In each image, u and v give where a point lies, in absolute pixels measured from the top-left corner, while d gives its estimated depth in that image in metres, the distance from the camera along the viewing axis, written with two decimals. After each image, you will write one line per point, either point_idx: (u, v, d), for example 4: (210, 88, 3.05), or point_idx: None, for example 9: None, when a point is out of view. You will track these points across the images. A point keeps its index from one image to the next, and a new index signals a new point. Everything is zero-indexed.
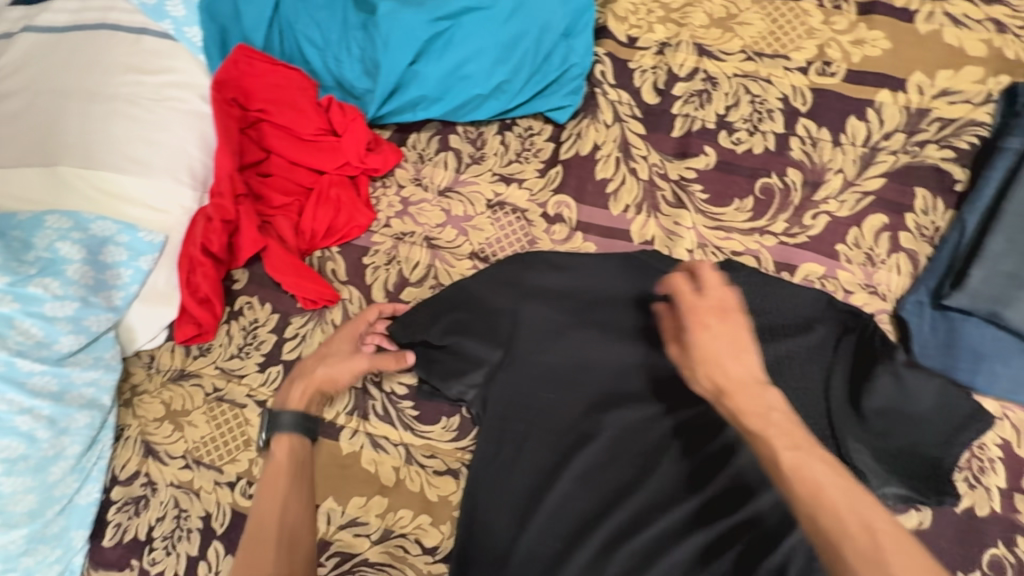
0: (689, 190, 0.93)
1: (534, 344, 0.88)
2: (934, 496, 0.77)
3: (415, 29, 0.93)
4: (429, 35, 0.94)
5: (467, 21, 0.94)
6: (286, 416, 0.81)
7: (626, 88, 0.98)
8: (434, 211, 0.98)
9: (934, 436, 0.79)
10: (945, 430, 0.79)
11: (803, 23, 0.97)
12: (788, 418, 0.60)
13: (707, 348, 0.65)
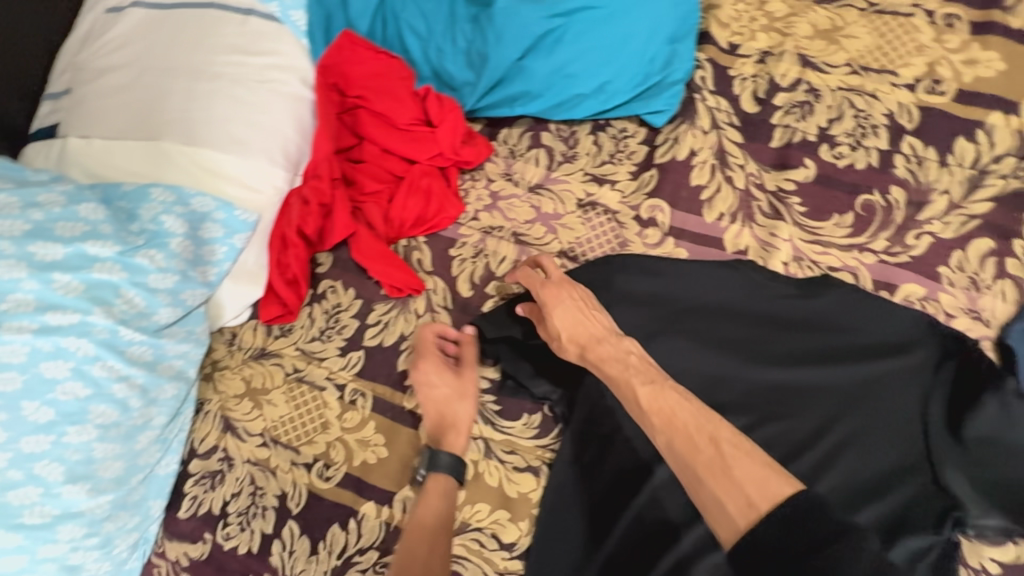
0: (787, 202, 0.92)
1: None
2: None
3: (528, 25, 0.93)
4: (542, 31, 0.93)
5: (582, 18, 0.92)
6: (445, 458, 0.85)
7: (726, 95, 0.97)
8: (523, 208, 0.98)
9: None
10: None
11: (913, 39, 0.95)
12: (640, 361, 0.79)
13: (559, 316, 0.83)
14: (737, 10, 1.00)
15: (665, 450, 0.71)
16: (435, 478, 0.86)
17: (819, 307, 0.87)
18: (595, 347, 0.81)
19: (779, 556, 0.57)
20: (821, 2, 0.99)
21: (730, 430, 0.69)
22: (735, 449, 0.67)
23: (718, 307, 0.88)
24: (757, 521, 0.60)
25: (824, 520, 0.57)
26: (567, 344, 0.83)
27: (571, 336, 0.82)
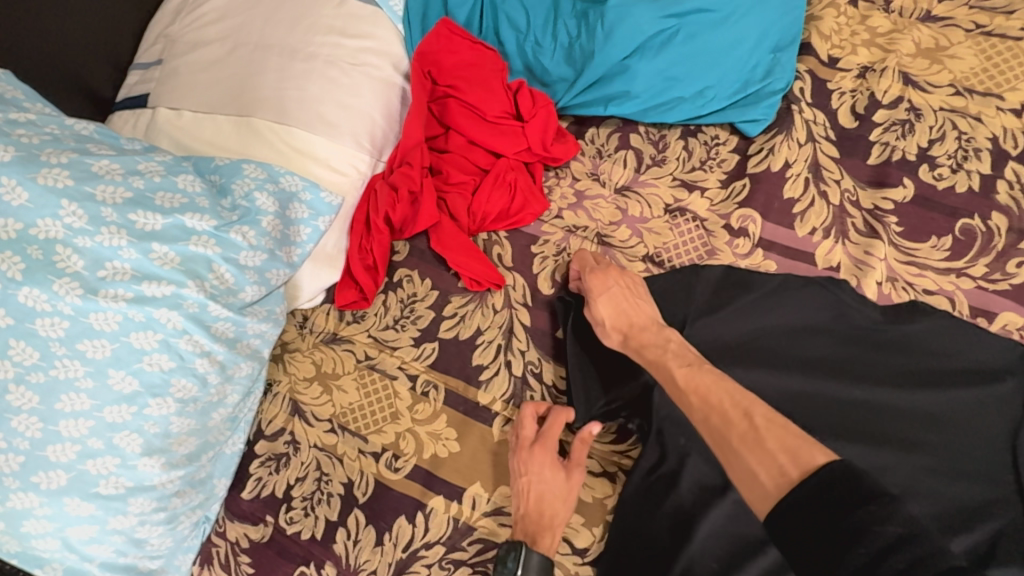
0: (883, 221, 0.90)
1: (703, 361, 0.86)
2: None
3: (640, 26, 0.92)
4: (653, 32, 0.93)
5: (695, 20, 0.92)
6: (538, 560, 0.78)
7: (823, 108, 0.95)
8: (608, 209, 0.97)
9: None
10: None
11: (1022, 63, 0.93)
12: (680, 346, 0.82)
13: (604, 303, 0.87)
14: (839, 23, 0.98)
15: (701, 426, 0.74)
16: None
17: (907, 330, 0.85)
18: (638, 335, 0.85)
19: (808, 517, 0.59)
20: (926, 21, 0.97)
21: (764, 406, 0.72)
22: (767, 421, 0.70)
23: (804, 323, 0.87)
24: (791, 488, 0.61)
25: (860, 487, 0.57)
26: (609, 330, 0.86)
27: (615, 324, 0.86)
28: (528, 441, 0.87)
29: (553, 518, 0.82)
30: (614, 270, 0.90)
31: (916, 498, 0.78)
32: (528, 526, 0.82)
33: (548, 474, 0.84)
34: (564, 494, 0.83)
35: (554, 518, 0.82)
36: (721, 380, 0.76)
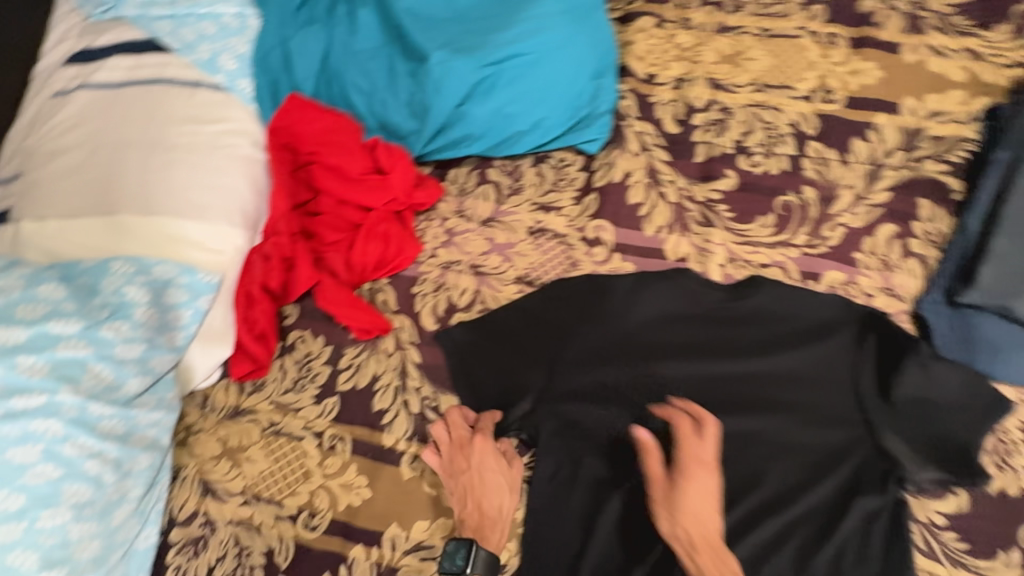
0: (716, 210, 1.01)
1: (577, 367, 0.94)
2: (959, 466, 0.86)
3: (461, 76, 0.93)
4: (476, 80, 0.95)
5: (512, 65, 0.94)
6: (484, 553, 0.83)
7: (650, 120, 1.07)
8: (478, 240, 1.04)
9: (965, 421, 0.87)
10: (977, 414, 0.87)
11: (803, 57, 1.07)
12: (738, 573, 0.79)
13: (694, 498, 0.82)
14: (651, 44, 1.10)
15: None
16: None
17: (753, 304, 0.95)
18: (699, 553, 0.80)
19: None
20: (723, 31, 1.10)
21: None
22: None
23: (668, 316, 0.95)
24: None
25: None
26: (694, 529, 0.81)
27: (686, 527, 0.81)
28: (449, 445, 0.93)
29: (501, 511, 0.88)
30: (708, 466, 0.84)
31: (779, 467, 0.89)
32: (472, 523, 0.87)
33: (489, 468, 0.90)
34: (506, 485, 0.90)
35: (500, 511, 0.88)
36: None
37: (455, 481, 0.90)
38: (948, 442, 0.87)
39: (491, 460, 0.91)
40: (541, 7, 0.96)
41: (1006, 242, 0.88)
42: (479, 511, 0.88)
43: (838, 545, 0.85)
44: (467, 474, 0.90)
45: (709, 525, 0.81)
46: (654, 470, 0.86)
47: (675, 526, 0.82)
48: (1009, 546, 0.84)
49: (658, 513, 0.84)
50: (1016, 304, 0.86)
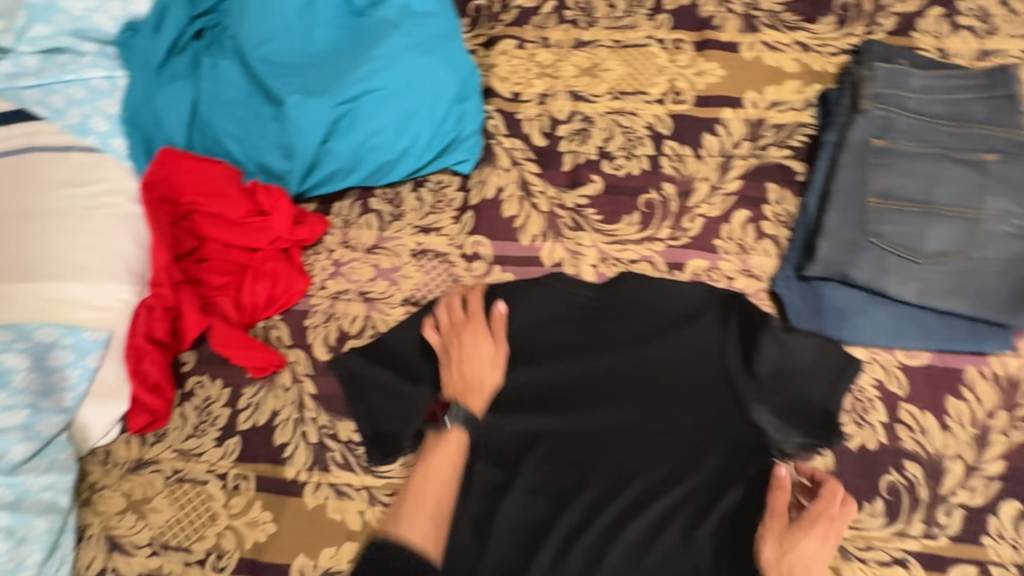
0: (584, 214, 1.07)
1: None
2: (820, 427, 0.92)
3: (317, 114, 0.98)
4: (335, 118, 1.00)
5: (368, 101, 1.00)
6: (462, 412, 0.93)
7: (518, 136, 1.13)
8: (364, 268, 1.08)
9: (821, 385, 0.94)
10: (831, 377, 0.94)
11: (653, 64, 1.15)
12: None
13: (800, 550, 0.84)
14: (513, 64, 1.17)
15: None
16: (453, 432, 0.93)
17: (623, 299, 1.01)
18: None
19: None
20: (579, 46, 1.17)
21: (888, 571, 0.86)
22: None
23: (545, 320, 1.01)
24: None
25: None
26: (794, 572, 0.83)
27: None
28: (445, 325, 0.99)
29: (483, 385, 0.96)
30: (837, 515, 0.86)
31: (659, 453, 0.93)
32: (455, 386, 0.95)
33: (476, 344, 0.97)
34: (490, 360, 0.96)
35: (479, 380, 0.96)
36: None
37: (449, 357, 0.97)
38: (809, 407, 0.93)
39: (481, 337, 0.97)
40: (390, 41, 1.01)
41: (837, 216, 0.95)
42: (465, 375, 0.95)
43: (720, 516, 0.90)
44: (458, 347, 0.97)
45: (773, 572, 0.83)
46: (778, 501, 0.87)
47: (782, 560, 0.83)
48: (873, 496, 0.90)
49: (762, 539, 0.86)
50: (854, 271, 0.94)
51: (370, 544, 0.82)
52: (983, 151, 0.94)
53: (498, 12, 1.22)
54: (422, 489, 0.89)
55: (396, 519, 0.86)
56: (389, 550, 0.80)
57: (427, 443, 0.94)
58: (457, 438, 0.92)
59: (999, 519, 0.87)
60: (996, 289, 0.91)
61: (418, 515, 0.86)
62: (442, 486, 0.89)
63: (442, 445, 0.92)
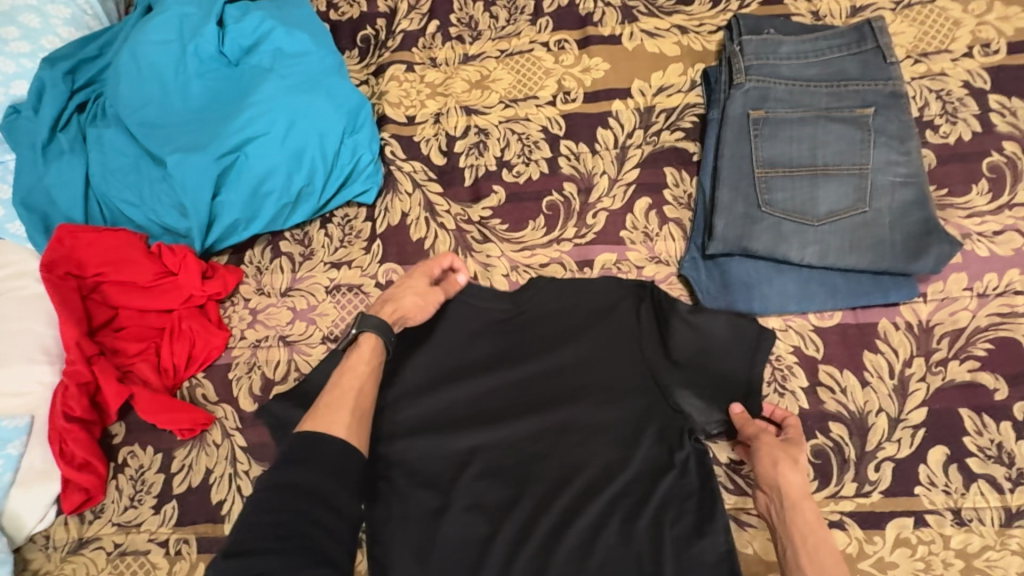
0: (490, 226, 1.07)
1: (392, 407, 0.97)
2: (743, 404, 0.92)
3: (202, 170, 0.99)
4: (220, 170, 1.00)
5: (252, 149, 1.01)
6: (375, 319, 0.94)
7: (417, 158, 1.13)
8: (281, 312, 1.08)
9: (739, 360, 0.93)
10: (748, 350, 0.93)
11: (540, 67, 1.16)
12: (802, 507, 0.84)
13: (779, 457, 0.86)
14: (404, 89, 1.18)
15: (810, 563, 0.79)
16: (364, 335, 0.93)
17: (535, 303, 1.01)
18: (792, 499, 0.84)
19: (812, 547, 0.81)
20: (467, 61, 1.19)
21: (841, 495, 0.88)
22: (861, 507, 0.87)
23: (461, 337, 1.00)
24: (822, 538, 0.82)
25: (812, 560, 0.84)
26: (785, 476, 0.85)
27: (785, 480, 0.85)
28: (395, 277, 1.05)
29: (399, 301, 0.97)
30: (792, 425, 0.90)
31: (588, 453, 0.93)
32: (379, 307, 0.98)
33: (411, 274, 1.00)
34: (418, 289, 0.99)
35: (404, 303, 0.97)
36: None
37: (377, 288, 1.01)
38: (730, 383, 0.93)
39: (419, 274, 1.01)
40: (266, 87, 1.02)
41: (728, 191, 0.97)
42: (387, 294, 0.98)
43: (656, 507, 0.89)
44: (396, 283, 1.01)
45: (794, 479, 0.84)
46: (752, 431, 0.89)
47: (772, 469, 0.86)
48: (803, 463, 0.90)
49: (774, 456, 0.86)
50: (752, 243, 0.95)
51: (295, 436, 0.80)
52: (859, 106, 0.96)
53: (384, 39, 1.23)
54: (340, 386, 0.88)
55: (316, 416, 0.84)
56: (313, 442, 0.79)
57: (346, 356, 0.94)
58: (370, 338, 0.93)
59: (927, 466, 0.87)
60: (890, 239, 0.92)
61: (338, 409, 0.84)
62: (360, 377, 0.90)
63: (358, 348, 0.93)
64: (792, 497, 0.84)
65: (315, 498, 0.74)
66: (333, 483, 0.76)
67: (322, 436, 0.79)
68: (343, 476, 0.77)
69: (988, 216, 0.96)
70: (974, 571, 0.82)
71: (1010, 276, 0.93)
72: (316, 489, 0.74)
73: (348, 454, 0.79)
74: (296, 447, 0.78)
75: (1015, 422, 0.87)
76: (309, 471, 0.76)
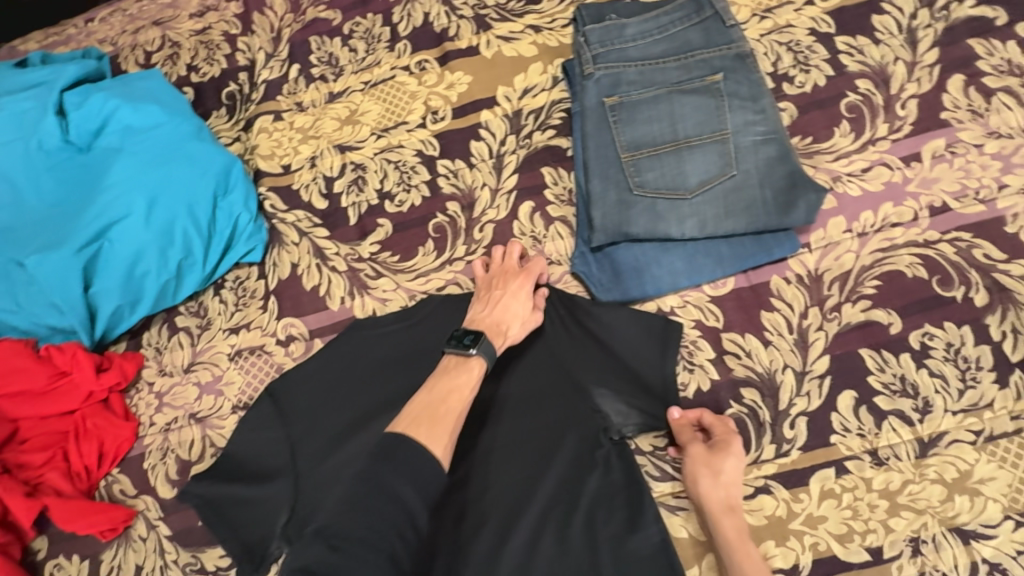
0: (381, 260, 1.06)
1: (314, 460, 0.93)
2: (669, 398, 0.91)
3: (67, 264, 0.96)
4: (86, 261, 0.97)
5: (118, 233, 0.99)
6: (488, 347, 0.86)
7: (299, 207, 1.11)
8: (187, 390, 1.05)
9: (652, 353, 0.93)
10: (657, 342, 0.93)
11: (405, 92, 1.15)
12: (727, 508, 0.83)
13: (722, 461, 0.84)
14: (275, 139, 1.16)
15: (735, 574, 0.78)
16: (475, 362, 0.85)
17: (437, 329, 0.98)
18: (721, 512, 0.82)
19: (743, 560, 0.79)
20: (333, 99, 1.17)
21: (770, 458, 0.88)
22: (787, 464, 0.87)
23: (370, 375, 0.98)
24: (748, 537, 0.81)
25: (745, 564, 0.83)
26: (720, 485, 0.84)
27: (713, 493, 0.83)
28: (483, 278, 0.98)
29: (508, 332, 0.90)
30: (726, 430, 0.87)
31: (512, 469, 0.91)
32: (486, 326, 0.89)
33: (516, 290, 0.93)
34: (524, 315, 0.92)
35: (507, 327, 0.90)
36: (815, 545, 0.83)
37: (484, 302, 0.93)
38: (646, 377, 0.92)
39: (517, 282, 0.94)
40: (121, 168, 1.00)
41: (599, 181, 0.97)
42: (497, 317, 0.90)
43: (587, 509, 0.87)
44: (502, 289, 0.94)
45: (716, 493, 0.83)
46: (687, 437, 0.88)
47: (711, 480, 0.84)
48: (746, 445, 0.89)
49: (696, 469, 0.85)
50: (631, 228, 0.95)
51: (388, 432, 0.74)
52: (709, 74, 0.96)
53: (248, 93, 1.21)
54: (440, 397, 0.81)
55: (410, 420, 0.77)
56: (401, 441, 0.72)
57: (447, 364, 0.86)
58: (479, 367, 0.85)
59: (839, 414, 0.88)
60: (762, 197, 0.93)
61: (440, 426, 0.77)
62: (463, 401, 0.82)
63: (464, 368, 0.84)
64: (717, 511, 0.82)
65: (392, 499, 0.67)
66: (413, 490, 0.69)
67: (411, 440, 0.73)
68: (424, 486, 0.70)
69: (854, 155, 0.97)
70: (900, 508, 0.83)
71: (885, 211, 0.94)
72: (394, 493, 0.68)
73: (433, 466, 0.72)
74: (384, 443, 0.72)
75: (913, 353, 0.88)
76: (392, 472, 0.69)
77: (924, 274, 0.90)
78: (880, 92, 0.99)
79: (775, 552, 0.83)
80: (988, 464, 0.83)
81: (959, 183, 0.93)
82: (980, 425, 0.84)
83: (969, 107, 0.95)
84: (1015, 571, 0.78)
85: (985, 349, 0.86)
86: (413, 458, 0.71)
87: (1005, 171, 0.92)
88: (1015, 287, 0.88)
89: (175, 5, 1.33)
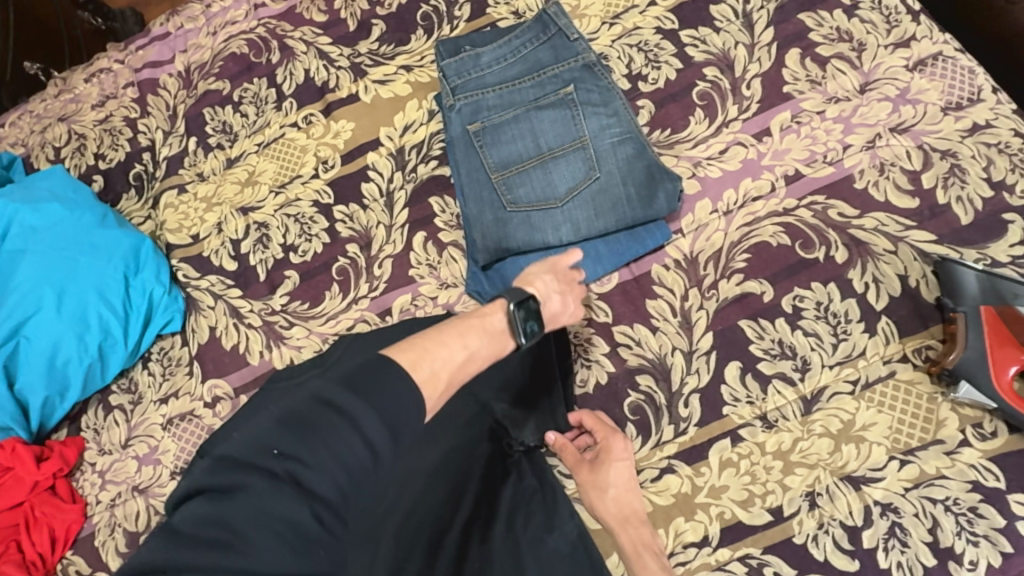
0: (293, 310, 1.11)
1: None
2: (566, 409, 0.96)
3: None
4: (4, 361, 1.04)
5: (34, 328, 1.06)
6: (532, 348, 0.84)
7: (211, 272, 1.16)
8: (126, 464, 1.09)
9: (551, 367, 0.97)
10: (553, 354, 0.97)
11: (296, 147, 1.21)
12: (632, 500, 0.88)
13: (619, 457, 0.90)
14: (181, 212, 1.22)
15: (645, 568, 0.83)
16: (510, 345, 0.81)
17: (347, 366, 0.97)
18: (628, 512, 0.87)
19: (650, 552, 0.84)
20: (232, 164, 1.23)
21: (671, 438, 0.92)
22: (685, 443, 0.91)
23: None
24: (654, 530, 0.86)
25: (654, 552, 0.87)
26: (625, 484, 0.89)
27: (618, 497, 0.88)
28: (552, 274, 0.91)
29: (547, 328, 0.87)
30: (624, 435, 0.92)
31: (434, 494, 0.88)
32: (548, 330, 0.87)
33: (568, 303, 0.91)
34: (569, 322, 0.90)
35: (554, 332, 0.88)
36: (720, 516, 0.86)
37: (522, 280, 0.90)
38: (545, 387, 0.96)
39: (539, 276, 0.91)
40: (27, 267, 1.08)
41: (473, 205, 1.02)
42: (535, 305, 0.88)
43: (506, 516, 0.89)
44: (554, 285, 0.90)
45: (622, 493, 0.88)
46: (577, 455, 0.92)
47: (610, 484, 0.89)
48: (644, 428, 0.93)
49: (604, 483, 0.89)
50: (509, 242, 1.00)
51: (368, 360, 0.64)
52: (561, 86, 1.02)
53: (153, 171, 1.28)
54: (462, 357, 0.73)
55: (426, 374, 0.67)
56: (384, 372, 0.62)
57: (473, 318, 0.78)
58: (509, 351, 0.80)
59: (728, 385, 0.92)
60: (626, 194, 0.98)
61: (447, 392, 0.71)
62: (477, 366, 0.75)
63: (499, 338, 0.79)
64: (625, 510, 0.87)
65: (358, 435, 0.58)
66: (381, 430, 0.59)
67: (403, 380, 0.63)
68: (396, 430, 0.60)
69: (711, 140, 1.03)
70: (794, 466, 0.86)
71: (745, 187, 0.99)
72: (358, 425, 0.58)
73: (414, 412, 0.62)
74: (364, 370, 0.62)
75: (788, 316, 0.93)
76: (364, 408, 0.59)
77: (788, 240, 0.95)
78: (726, 76, 1.05)
79: (685, 528, 0.87)
80: (868, 410, 0.87)
81: (807, 150, 0.98)
82: (856, 375, 0.89)
83: (807, 77, 1.02)
84: (905, 508, 0.81)
85: (852, 302, 0.91)
86: (393, 389, 0.61)
87: (848, 132, 0.98)
88: (870, 239, 0.93)
89: (77, 100, 1.39)
